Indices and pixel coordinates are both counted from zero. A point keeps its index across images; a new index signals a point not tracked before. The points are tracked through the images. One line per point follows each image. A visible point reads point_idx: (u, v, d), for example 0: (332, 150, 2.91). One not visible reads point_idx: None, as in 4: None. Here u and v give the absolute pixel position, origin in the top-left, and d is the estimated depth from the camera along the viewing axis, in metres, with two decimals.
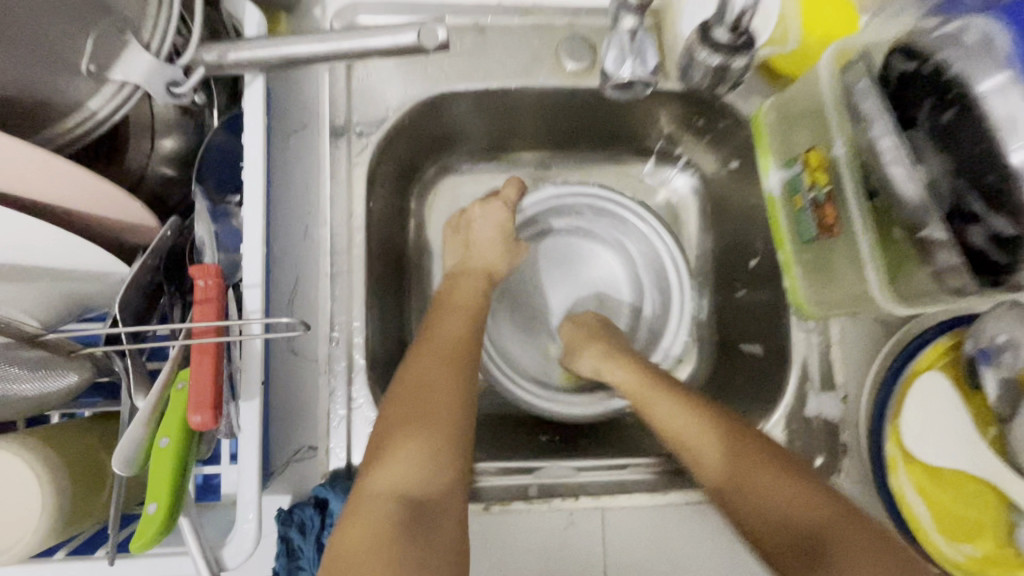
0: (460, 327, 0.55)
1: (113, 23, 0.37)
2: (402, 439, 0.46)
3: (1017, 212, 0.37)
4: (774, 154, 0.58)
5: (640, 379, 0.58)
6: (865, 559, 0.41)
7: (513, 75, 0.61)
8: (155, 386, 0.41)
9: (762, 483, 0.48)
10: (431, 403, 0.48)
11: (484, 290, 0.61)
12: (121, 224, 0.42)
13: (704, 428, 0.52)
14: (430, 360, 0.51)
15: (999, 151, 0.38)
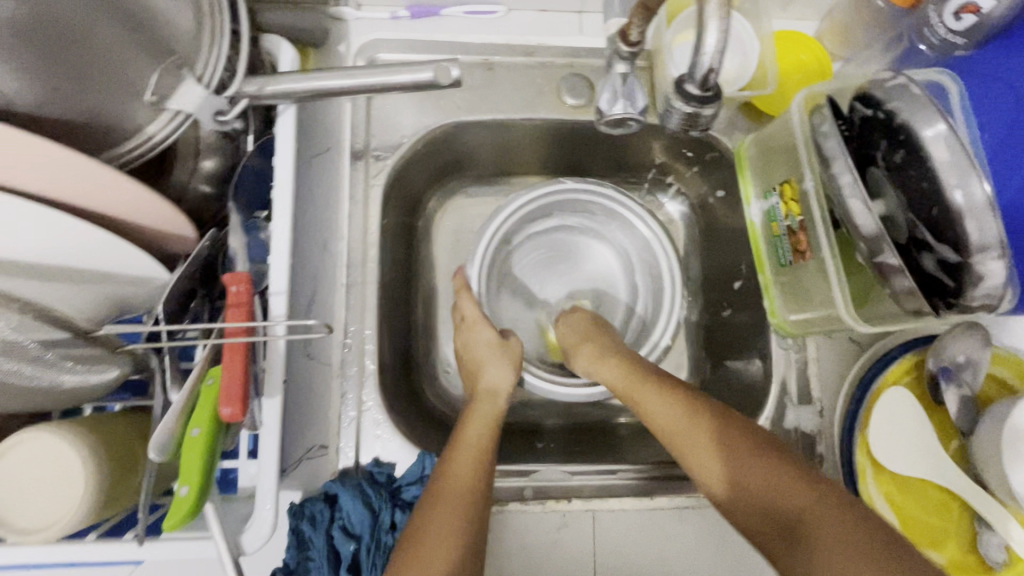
0: (477, 444, 0.56)
1: (173, 62, 0.43)
2: (426, 541, 0.48)
3: (960, 242, 0.44)
4: (754, 189, 0.64)
5: (628, 375, 0.61)
6: (837, 544, 0.43)
7: (517, 109, 0.67)
8: (189, 381, 0.45)
9: (754, 469, 0.50)
10: (453, 503, 0.50)
11: (500, 410, 0.62)
12: (166, 234, 0.47)
13: (696, 420, 0.55)
14: (449, 487, 0.52)
15: (943, 190, 0.44)
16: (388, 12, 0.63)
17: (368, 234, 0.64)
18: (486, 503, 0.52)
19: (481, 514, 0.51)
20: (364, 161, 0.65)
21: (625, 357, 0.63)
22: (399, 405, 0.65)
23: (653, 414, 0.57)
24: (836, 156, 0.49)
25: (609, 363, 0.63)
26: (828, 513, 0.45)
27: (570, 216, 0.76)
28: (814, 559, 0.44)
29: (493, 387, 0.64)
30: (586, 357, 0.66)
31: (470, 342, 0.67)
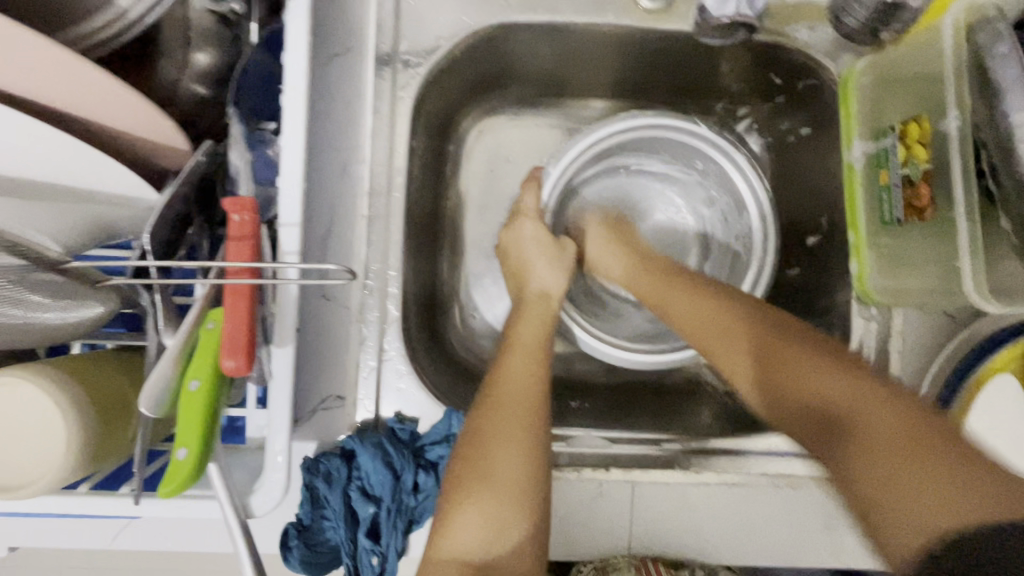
0: (525, 376, 0.51)
1: None
2: (464, 503, 0.45)
3: None
4: (859, 127, 0.52)
5: (659, 275, 0.58)
6: (886, 433, 0.39)
7: (580, 11, 0.55)
8: (186, 325, 0.38)
9: (801, 369, 0.46)
10: (495, 460, 0.46)
11: (549, 325, 0.57)
12: (148, 144, 0.37)
13: (734, 327, 0.51)
14: (499, 424, 0.48)
15: None
16: None
17: (394, 158, 0.55)
18: (546, 439, 0.49)
19: (539, 453, 0.48)
20: (392, 67, 0.54)
21: (645, 262, 0.61)
22: (424, 354, 0.58)
23: (681, 319, 0.54)
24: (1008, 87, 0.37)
25: (640, 275, 0.60)
26: (870, 406, 0.41)
27: (653, 159, 0.67)
28: (852, 450, 0.40)
29: (545, 291, 0.60)
30: (616, 264, 0.63)
31: (515, 238, 0.61)
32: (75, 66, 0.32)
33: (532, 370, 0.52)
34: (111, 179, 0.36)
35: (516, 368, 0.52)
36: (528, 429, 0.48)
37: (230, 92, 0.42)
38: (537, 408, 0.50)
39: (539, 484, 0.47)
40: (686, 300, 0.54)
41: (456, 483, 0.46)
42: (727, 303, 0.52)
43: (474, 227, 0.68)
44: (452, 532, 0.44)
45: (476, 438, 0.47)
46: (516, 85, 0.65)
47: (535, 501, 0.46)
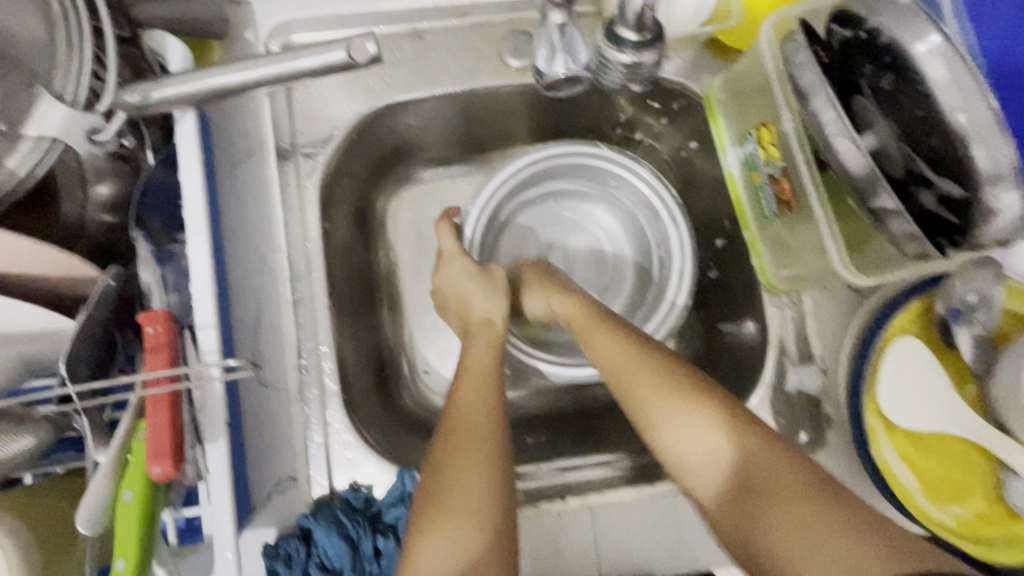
0: (479, 393, 0.50)
1: (21, 78, 0.38)
2: (420, 535, 0.43)
3: (967, 173, 0.39)
4: (728, 134, 0.56)
5: (585, 313, 0.55)
6: (798, 516, 0.38)
7: (456, 79, 0.60)
8: (117, 439, 0.40)
9: (699, 436, 0.45)
10: (452, 479, 0.45)
11: (497, 350, 0.56)
12: (65, 278, 0.42)
13: (637, 367, 0.49)
14: (454, 449, 0.46)
15: (942, 112, 0.39)
16: None
17: (309, 242, 0.58)
18: (507, 460, 0.47)
19: (501, 476, 0.45)
20: (293, 161, 0.59)
21: (568, 292, 0.58)
22: (373, 420, 0.60)
23: (660, 424, 0.47)
24: (815, 90, 0.43)
25: (575, 306, 0.56)
26: (772, 467, 0.41)
27: (572, 183, 0.70)
28: (768, 521, 0.39)
29: (489, 317, 0.60)
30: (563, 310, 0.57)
31: (445, 279, 0.63)
32: None
33: (488, 390, 0.51)
34: (29, 316, 0.41)
35: (472, 389, 0.51)
36: (487, 450, 0.46)
37: (134, 215, 0.46)
38: (498, 427, 0.48)
39: (506, 512, 0.44)
40: (606, 346, 0.52)
41: (417, 520, 0.44)
42: (635, 348, 0.50)
43: (410, 288, 0.71)
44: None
45: (434, 467, 0.46)
46: (425, 151, 0.70)
47: (496, 522, 0.44)
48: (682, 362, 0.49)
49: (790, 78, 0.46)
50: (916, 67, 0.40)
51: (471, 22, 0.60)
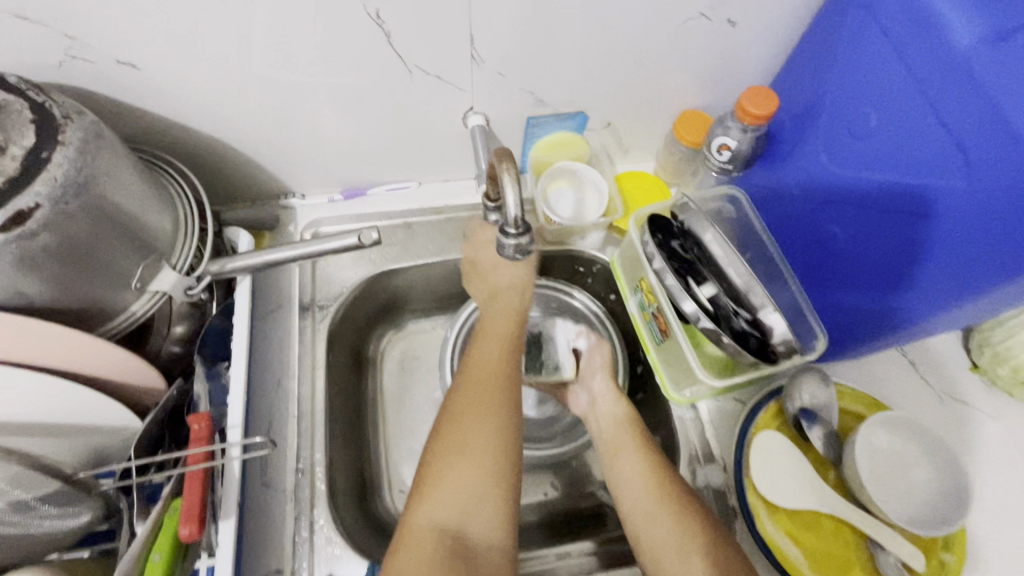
0: (496, 359, 0.59)
1: (155, 257, 0.58)
2: (435, 468, 0.53)
3: (751, 309, 0.62)
4: (628, 286, 0.78)
5: (623, 432, 0.68)
6: None
7: (434, 253, 0.84)
8: (154, 512, 0.52)
9: (680, 564, 0.56)
10: (464, 430, 0.54)
11: (516, 315, 0.63)
12: (143, 388, 0.58)
13: (656, 490, 0.61)
14: (472, 402, 0.56)
15: (726, 272, 0.63)
16: (326, 197, 0.84)
17: (316, 369, 0.75)
18: (517, 420, 0.56)
19: (512, 438, 0.54)
20: (311, 311, 0.79)
21: (619, 414, 0.71)
22: (353, 523, 0.71)
23: (670, 570, 0.56)
24: (656, 255, 0.66)
25: (622, 429, 0.69)
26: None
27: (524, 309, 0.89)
28: None
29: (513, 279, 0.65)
30: (607, 412, 0.72)
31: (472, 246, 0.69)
32: (90, 345, 0.53)
33: (509, 365, 0.59)
34: (114, 416, 0.55)
35: (494, 354, 0.60)
36: (501, 413, 0.55)
37: (196, 348, 0.64)
38: (514, 396, 0.57)
39: (514, 464, 0.54)
40: (631, 468, 0.64)
41: (433, 457, 0.53)
42: (654, 471, 0.63)
43: (394, 414, 0.86)
44: (428, 500, 0.51)
45: (452, 413, 0.55)
46: (412, 304, 0.91)
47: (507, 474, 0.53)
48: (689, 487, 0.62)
49: (646, 254, 0.69)
50: (706, 246, 0.65)
51: (447, 216, 0.86)
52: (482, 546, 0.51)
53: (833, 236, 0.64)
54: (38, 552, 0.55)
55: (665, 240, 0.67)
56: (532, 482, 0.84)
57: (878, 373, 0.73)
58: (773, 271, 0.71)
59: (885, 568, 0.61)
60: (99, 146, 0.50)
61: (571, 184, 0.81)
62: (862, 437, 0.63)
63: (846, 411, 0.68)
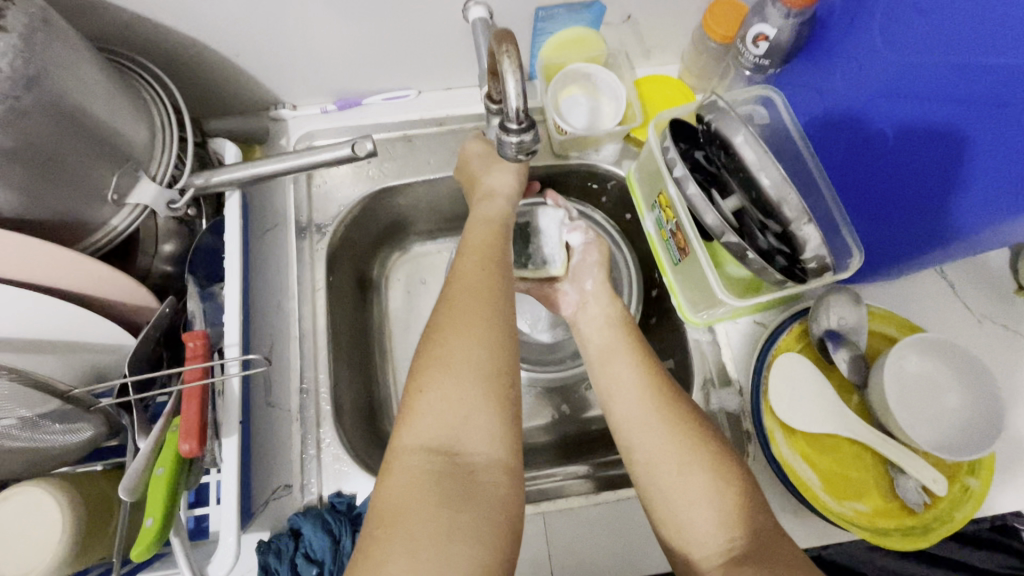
0: (479, 273, 0.57)
1: (131, 166, 0.54)
2: (421, 392, 0.50)
3: (780, 219, 0.57)
4: (644, 203, 0.73)
5: (613, 341, 0.64)
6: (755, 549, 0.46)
7: (436, 169, 0.79)
8: (155, 429, 0.51)
9: (676, 480, 0.51)
10: (452, 346, 0.51)
11: (500, 228, 0.63)
12: (134, 307, 0.56)
13: (649, 400, 0.56)
14: (459, 315, 0.53)
15: (754, 178, 0.58)
16: (318, 107, 0.77)
17: (317, 291, 0.73)
18: (507, 333, 0.53)
19: (500, 351, 0.52)
20: (309, 231, 0.75)
21: (611, 322, 0.67)
22: (361, 442, 0.71)
23: (663, 479, 0.52)
24: (676, 162, 0.60)
25: (610, 335, 0.65)
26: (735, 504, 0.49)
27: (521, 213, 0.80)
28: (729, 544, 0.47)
29: (491, 189, 0.67)
30: (592, 319, 0.68)
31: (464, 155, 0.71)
32: (69, 259, 0.50)
33: (496, 278, 0.57)
34: (106, 334, 0.54)
35: (483, 268, 0.57)
36: (489, 322, 0.53)
37: (188, 266, 0.62)
38: (502, 310, 0.54)
39: (502, 376, 0.51)
40: (617, 378, 0.60)
41: (420, 376, 0.51)
42: (647, 380, 0.58)
43: (400, 337, 0.84)
44: (417, 421, 0.49)
45: (438, 330, 0.53)
46: (416, 225, 0.87)
47: (497, 386, 0.51)
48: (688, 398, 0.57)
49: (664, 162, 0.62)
50: (734, 153, 0.59)
51: (449, 129, 0.80)
52: (477, 462, 0.48)
53: (869, 144, 0.58)
54: (40, 468, 0.53)
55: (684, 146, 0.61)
56: (540, 405, 0.83)
57: (912, 295, 0.68)
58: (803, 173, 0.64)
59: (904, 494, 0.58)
60: (48, 38, 0.45)
61: (585, 91, 0.74)
62: (890, 361, 0.59)
63: (874, 333, 0.64)
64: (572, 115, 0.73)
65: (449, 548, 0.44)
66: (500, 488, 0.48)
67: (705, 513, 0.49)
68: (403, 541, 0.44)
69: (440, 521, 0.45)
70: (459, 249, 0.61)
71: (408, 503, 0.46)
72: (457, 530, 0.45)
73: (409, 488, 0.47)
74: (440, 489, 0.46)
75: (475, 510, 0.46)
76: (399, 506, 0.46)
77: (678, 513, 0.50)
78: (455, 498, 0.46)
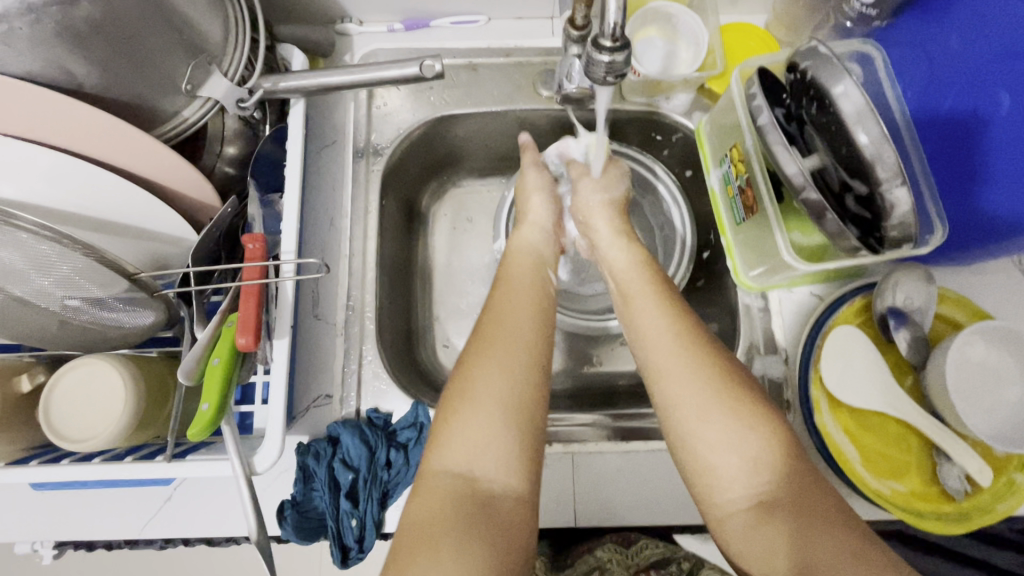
0: (516, 312, 0.58)
1: (205, 59, 0.53)
2: (446, 426, 0.51)
3: (869, 178, 0.53)
4: (712, 157, 0.70)
5: (638, 278, 0.63)
6: (794, 499, 0.46)
7: (498, 101, 0.76)
8: (213, 321, 0.53)
9: (704, 422, 0.50)
10: (477, 389, 0.52)
11: (539, 270, 0.66)
12: (197, 202, 0.56)
13: (675, 340, 0.55)
14: (485, 353, 0.54)
15: (851, 136, 0.53)
16: (385, 25, 0.75)
17: (368, 213, 0.73)
18: (532, 370, 0.54)
19: (524, 384, 0.53)
20: (365, 152, 0.75)
21: (645, 262, 0.65)
22: (399, 366, 0.72)
23: (684, 423, 0.51)
24: (762, 107, 0.57)
25: (638, 274, 0.63)
26: (769, 449, 0.48)
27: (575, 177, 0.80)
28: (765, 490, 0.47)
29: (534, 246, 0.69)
30: (623, 257, 0.67)
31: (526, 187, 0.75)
32: (144, 144, 0.50)
33: (530, 319, 0.58)
34: (170, 224, 0.55)
35: (518, 305, 0.59)
36: (513, 357, 0.54)
37: (249, 169, 0.62)
38: (531, 349, 0.55)
39: (524, 409, 0.51)
40: (640, 314, 0.59)
41: (445, 406, 0.52)
42: (671, 320, 0.57)
43: (442, 271, 0.85)
44: (444, 449, 0.50)
45: (464, 364, 0.54)
46: (467, 161, 0.85)
47: (520, 423, 0.51)
48: (718, 340, 0.55)
49: (748, 111, 0.59)
50: (832, 103, 0.54)
51: (515, 60, 0.77)
52: (494, 489, 0.48)
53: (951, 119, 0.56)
54: (99, 343, 0.56)
55: (774, 93, 0.58)
56: (575, 354, 0.83)
57: (986, 283, 0.64)
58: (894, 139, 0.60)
59: (945, 480, 0.57)
60: None
61: (664, 33, 0.70)
62: (957, 346, 0.56)
63: (940, 317, 0.61)
64: (646, 56, 0.69)
65: (462, 553, 0.44)
66: (517, 518, 0.47)
67: (730, 461, 0.48)
68: (424, 549, 0.44)
69: (455, 534, 0.45)
70: (495, 283, 0.64)
71: (435, 520, 0.46)
72: (472, 539, 0.44)
73: (435, 510, 0.46)
74: (457, 508, 0.46)
75: (491, 527, 0.46)
76: (426, 521, 0.46)
77: (700, 458, 0.50)
78: (476, 519, 0.46)
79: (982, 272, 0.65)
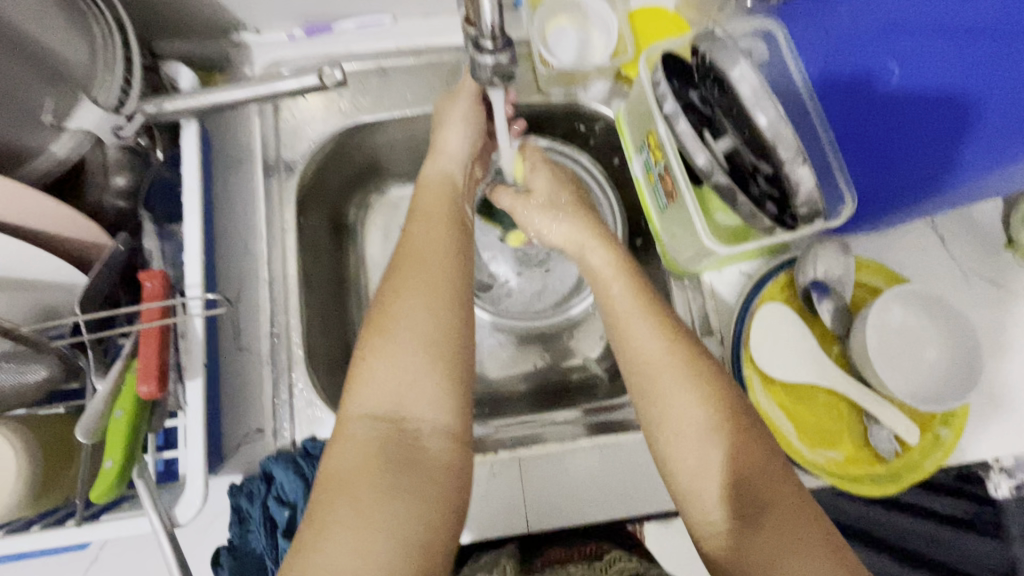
0: (435, 238, 0.56)
1: (71, 87, 0.49)
2: (366, 365, 0.49)
3: (773, 158, 0.54)
4: (633, 145, 0.69)
5: (615, 280, 0.58)
6: (782, 531, 0.44)
7: (413, 104, 0.74)
8: (113, 371, 0.49)
9: (688, 447, 0.48)
10: (392, 324, 0.50)
11: (452, 198, 0.61)
12: (82, 241, 0.52)
13: (660, 360, 0.51)
14: (407, 281, 0.52)
15: (750, 116, 0.55)
16: (285, 33, 0.71)
17: (286, 232, 0.69)
18: (450, 305, 0.51)
19: (446, 316, 0.51)
20: (277, 169, 0.71)
21: (632, 266, 0.59)
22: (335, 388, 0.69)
23: (669, 445, 0.49)
24: (667, 95, 0.56)
25: (612, 278, 0.58)
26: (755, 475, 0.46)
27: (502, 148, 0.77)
28: (751, 520, 0.45)
29: (446, 173, 0.64)
30: (600, 260, 0.60)
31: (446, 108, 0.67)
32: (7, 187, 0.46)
33: (449, 248, 0.55)
34: (52, 271, 0.50)
35: (437, 234, 0.56)
36: (436, 293, 0.51)
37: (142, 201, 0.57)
38: (453, 283, 0.53)
39: (449, 343, 0.50)
40: (629, 327, 0.54)
41: (365, 342, 0.50)
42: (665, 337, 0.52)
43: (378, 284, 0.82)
44: (360, 391, 0.48)
45: (384, 299, 0.52)
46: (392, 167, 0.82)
47: (443, 360, 0.49)
48: (707, 356, 0.52)
49: (656, 99, 0.58)
50: (732, 87, 0.56)
51: (426, 60, 0.74)
52: (422, 427, 0.47)
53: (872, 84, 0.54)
54: None
55: (684, 76, 0.57)
56: (522, 353, 0.82)
57: (902, 246, 0.66)
58: (800, 114, 0.62)
59: (876, 443, 0.59)
60: None
61: (574, 22, 0.69)
62: (875, 311, 0.58)
63: (861, 285, 0.63)
64: (554, 47, 0.68)
65: (385, 505, 0.43)
66: (443, 460, 0.47)
67: (711, 484, 0.47)
68: (347, 494, 0.43)
69: (379, 479, 0.44)
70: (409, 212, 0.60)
71: (355, 472, 0.44)
72: (395, 485, 0.44)
73: (359, 460, 0.45)
74: (382, 450, 0.46)
75: (419, 473, 0.46)
76: (348, 472, 0.45)
77: (684, 479, 0.48)
78: (401, 463, 0.45)
79: (896, 237, 0.67)
